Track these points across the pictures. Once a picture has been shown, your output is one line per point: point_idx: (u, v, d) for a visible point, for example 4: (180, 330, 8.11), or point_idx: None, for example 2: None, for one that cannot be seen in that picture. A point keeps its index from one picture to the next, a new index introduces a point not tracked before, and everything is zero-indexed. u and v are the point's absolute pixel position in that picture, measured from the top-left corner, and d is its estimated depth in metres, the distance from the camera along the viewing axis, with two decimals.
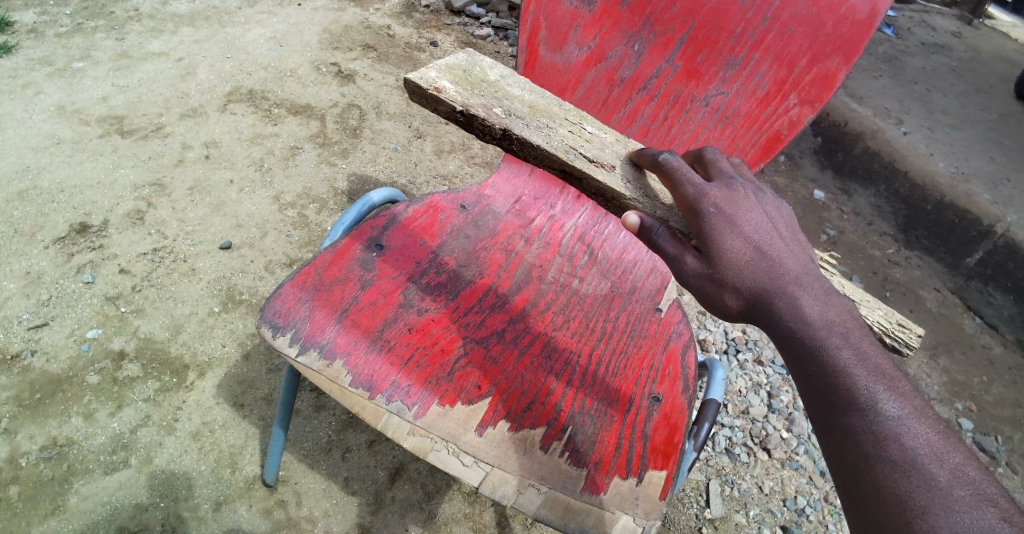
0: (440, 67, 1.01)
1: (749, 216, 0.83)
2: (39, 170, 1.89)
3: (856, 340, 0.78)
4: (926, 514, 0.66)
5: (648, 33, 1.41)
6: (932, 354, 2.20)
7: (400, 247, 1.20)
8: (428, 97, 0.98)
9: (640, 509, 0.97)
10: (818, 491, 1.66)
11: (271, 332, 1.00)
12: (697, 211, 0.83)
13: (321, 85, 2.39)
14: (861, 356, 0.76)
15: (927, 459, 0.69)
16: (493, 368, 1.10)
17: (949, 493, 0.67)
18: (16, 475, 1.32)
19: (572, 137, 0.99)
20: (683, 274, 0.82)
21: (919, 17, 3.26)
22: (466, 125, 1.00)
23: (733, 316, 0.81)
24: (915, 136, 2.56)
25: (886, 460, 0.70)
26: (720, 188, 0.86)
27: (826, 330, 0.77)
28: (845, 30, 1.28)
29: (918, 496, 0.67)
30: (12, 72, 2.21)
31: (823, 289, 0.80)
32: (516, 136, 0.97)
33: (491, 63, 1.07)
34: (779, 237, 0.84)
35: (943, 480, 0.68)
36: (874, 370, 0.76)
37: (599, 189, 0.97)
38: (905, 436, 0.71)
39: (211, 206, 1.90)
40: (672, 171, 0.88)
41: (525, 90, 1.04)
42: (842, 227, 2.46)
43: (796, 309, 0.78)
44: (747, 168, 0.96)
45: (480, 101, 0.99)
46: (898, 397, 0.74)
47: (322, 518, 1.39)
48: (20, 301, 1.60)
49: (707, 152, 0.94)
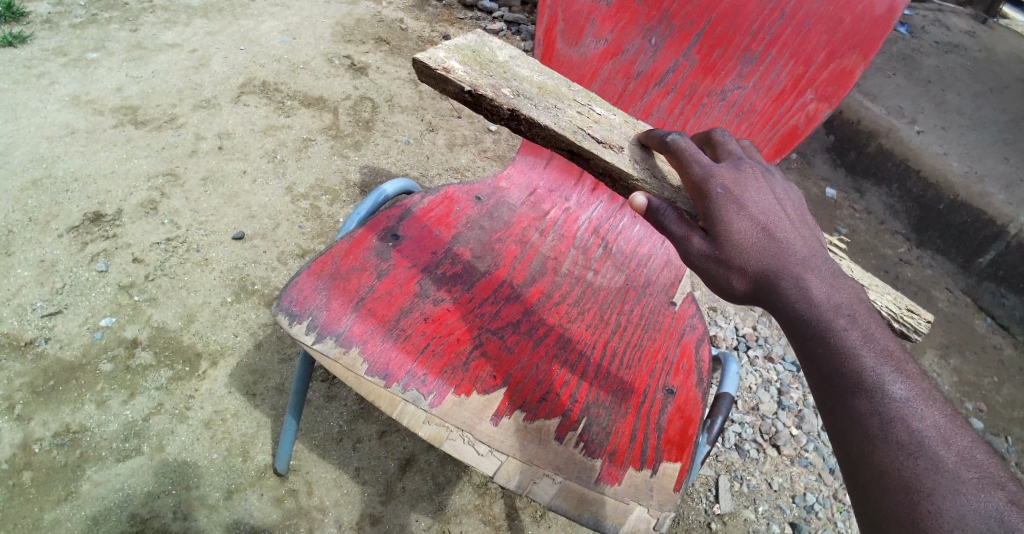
0: (448, 48, 0.99)
1: (756, 197, 0.83)
2: (53, 160, 1.89)
3: (864, 322, 0.76)
4: (933, 497, 0.64)
5: (665, 27, 1.40)
6: (943, 354, 2.19)
7: (416, 237, 1.21)
8: (436, 77, 0.96)
9: (655, 501, 0.98)
10: (827, 488, 1.65)
11: (288, 320, 1.00)
12: (705, 192, 0.84)
13: (334, 77, 2.39)
14: (868, 337, 0.75)
15: (934, 442, 0.67)
16: (508, 358, 1.10)
17: (956, 476, 0.65)
18: (30, 460, 1.33)
19: (581, 118, 0.99)
20: (688, 255, 0.81)
21: (934, 15, 3.23)
22: (473, 106, 0.98)
23: (738, 298, 0.80)
24: (928, 135, 2.43)
25: (892, 443, 0.68)
26: (727, 169, 0.87)
27: (834, 311, 0.76)
28: (862, 28, 1.26)
29: (924, 479, 0.65)
30: (27, 62, 2.22)
31: (830, 271, 0.80)
32: (525, 116, 0.96)
33: (500, 44, 1.04)
34: (786, 220, 0.84)
35: (950, 462, 0.66)
36: (880, 352, 0.74)
37: (606, 169, 0.97)
38: (912, 418, 0.69)
39: (225, 197, 1.91)
40: (681, 152, 0.88)
41: (534, 70, 1.03)
42: (854, 226, 2.55)
43: (803, 289, 0.77)
44: (755, 152, 0.96)
45: (488, 81, 0.97)
46: (905, 379, 0.72)
47: (332, 508, 1.40)
48: (34, 288, 1.61)
49: (715, 133, 0.95)
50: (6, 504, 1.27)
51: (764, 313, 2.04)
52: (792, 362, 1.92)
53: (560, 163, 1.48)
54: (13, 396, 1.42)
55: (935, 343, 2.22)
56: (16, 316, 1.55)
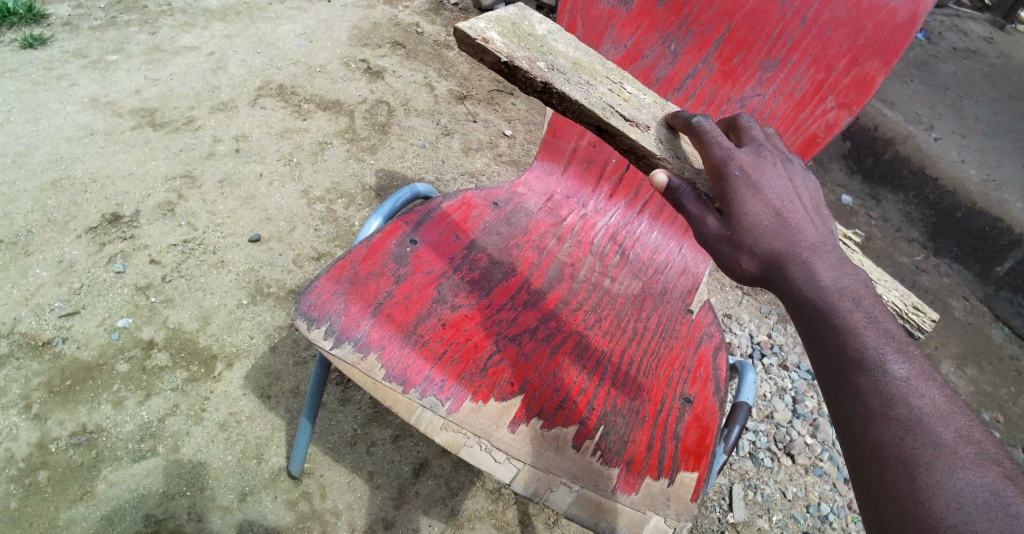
0: (489, 18, 0.97)
1: (773, 181, 0.82)
2: (72, 161, 1.91)
3: (868, 305, 0.72)
4: (930, 471, 0.60)
5: (685, 33, 1.41)
6: (961, 363, 2.14)
7: (434, 242, 1.20)
8: (475, 47, 0.94)
9: (671, 511, 0.97)
10: (841, 498, 1.63)
11: (306, 324, 1.01)
12: (724, 174, 0.83)
13: (350, 81, 2.41)
14: (871, 319, 0.71)
15: (933, 419, 0.63)
16: (525, 365, 1.10)
17: (954, 451, 0.60)
18: (46, 459, 1.34)
19: (612, 95, 0.98)
20: (704, 234, 0.81)
21: (951, 21, 3.19)
22: (508, 77, 0.96)
23: (747, 279, 0.79)
24: (947, 141, 2.45)
25: (891, 419, 0.64)
26: (748, 155, 0.85)
27: (839, 292, 0.73)
28: (884, 34, 1.26)
29: (922, 454, 0.61)
30: (46, 64, 2.25)
31: (839, 257, 0.77)
32: (557, 89, 0.95)
33: (540, 18, 1.03)
34: (801, 206, 0.82)
35: (950, 439, 0.61)
36: (884, 332, 0.70)
37: (630, 146, 0.97)
38: (913, 395, 0.65)
39: (241, 199, 1.92)
40: (704, 135, 0.88)
41: (570, 47, 1.01)
42: (869, 232, 2.46)
43: (809, 271, 0.75)
44: (779, 138, 0.95)
45: (525, 54, 0.95)
46: (908, 359, 0.67)
47: (345, 511, 1.40)
48: (51, 288, 1.62)
49: (741, 118, 0.94)
50: (22, 503, 1.28)
51: (779, 320, 2.02)
52: (808, 370, 1.89)
53: (578, 169, 1.48)
54: (31, 396, 1.43)
55: (952, 353, 2.16)
56: (35, 315, 1.56)
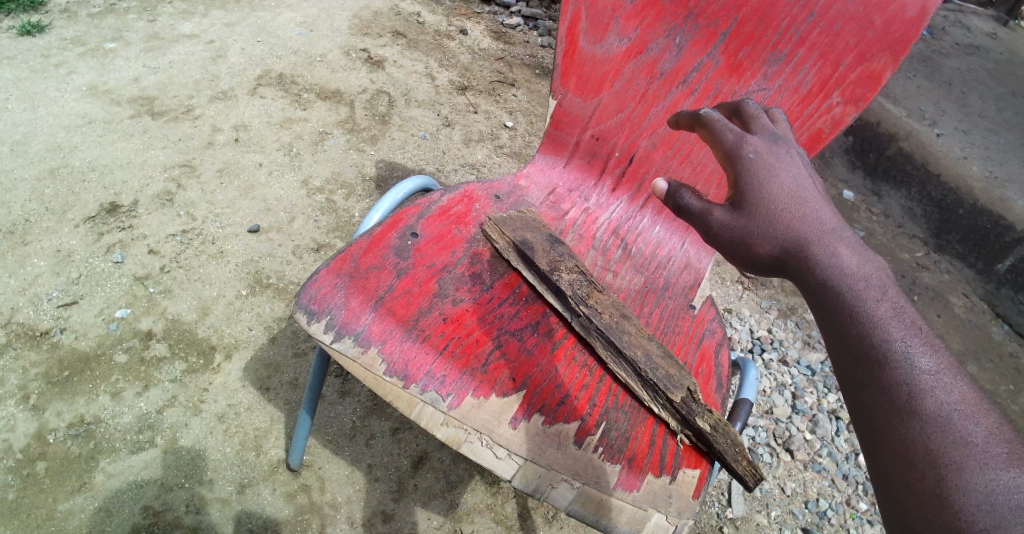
0: None
1: (787, 169, 0.83)
2: (70, 149, 1.90)
3: (894, 295, 0.70)
4: (960, 471, 0.57)
5: (691, 26, 1.39)
6: (960, 361, 2.10)
7: (436, 236, 1.18)
8: None
9: (673, 508, 1.00)
10: (840, 494, 1.63)
11: (306, 318, 1.01)
12: (737, 157, 0.83)
13: (351, 70, 2.39)
14: (897, 308, 0.68)
15: (963, 416, 0.61)
16: (527, 360, 1.09)
17: (986, 450, 0.58)
18: (44, 451, 1.33)
19: None
20: (710, 229, 0.78)
21: (955, 16, 3.16)
22: None
23: (763, 268, 0.76)
24: (950, 137, 2.47)
25: (918, 415, 0.62)
26: (762, 141, 0.86)
27: (863, 282, 0.71)
28: (894, 29, 1.29)
29: (950, 452, 0.58)
30: (44, 51, 2.22)
31: (860, 245, 0.75)
32: None
33: None
34: (816, 194, 0.82)
35: (979, 437, 0.59)
36: (908, 325, 0.67)
37: None
38: (940, 390, 0.62)
39: (240, 190, 1.91)
40: (713, 124, 0.89)
41: None
42: (870, 228, 2.40)
43: (830, 259, 0.73)
44: (786, 122, 0.94)
45: None
46: (934, 351, 0.65)
47: (344, 504, 1.39)
48: (49, 278, 1.61)
49: (746, 105, 0.93)
50: (20, 494, 1.28)
51: (779, 316, 2.01)
52: (808, 366, 1.88)
53: (581, 161, 1.46)
54: (29, 386, 1.42)
55: (953, 349, 2.11)
56: (32, 306, 1.55)
